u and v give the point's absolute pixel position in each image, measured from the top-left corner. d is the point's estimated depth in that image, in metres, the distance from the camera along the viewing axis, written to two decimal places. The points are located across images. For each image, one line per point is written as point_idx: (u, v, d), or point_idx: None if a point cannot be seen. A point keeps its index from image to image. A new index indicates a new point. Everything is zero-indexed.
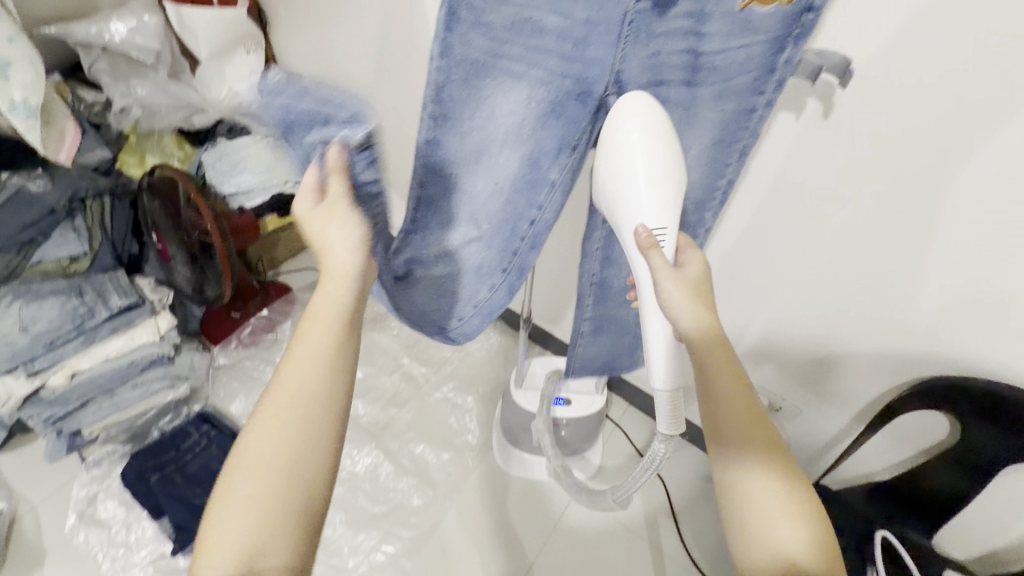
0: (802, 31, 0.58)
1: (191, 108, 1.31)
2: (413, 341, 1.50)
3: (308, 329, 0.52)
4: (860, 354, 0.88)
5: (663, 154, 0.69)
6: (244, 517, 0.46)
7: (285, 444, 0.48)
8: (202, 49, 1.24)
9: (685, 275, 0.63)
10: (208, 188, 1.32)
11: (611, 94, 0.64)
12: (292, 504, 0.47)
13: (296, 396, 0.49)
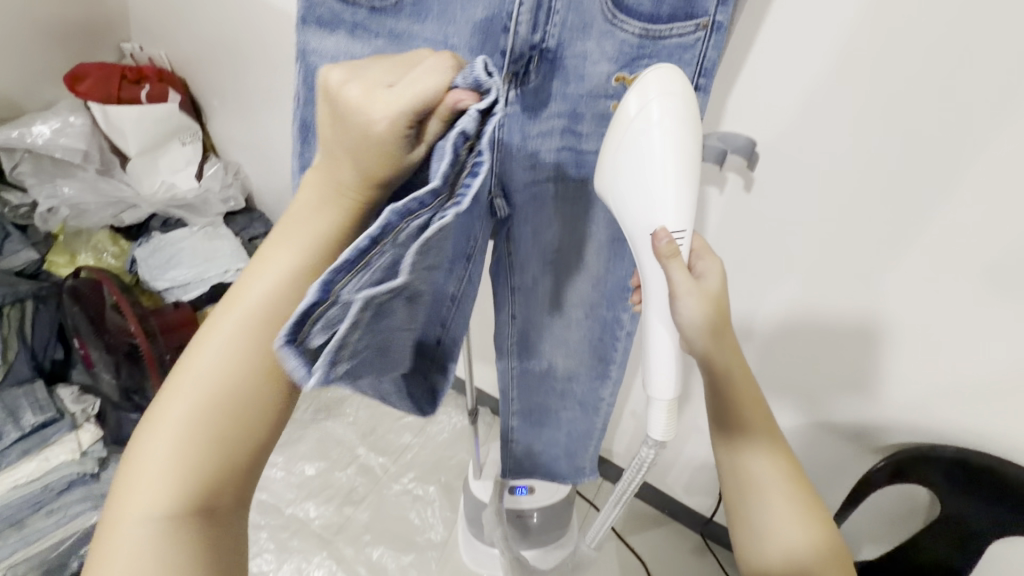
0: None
1: (123, 204, 1.26)
2: (370, 428, 1.40)
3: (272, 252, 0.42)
4: (830, 415, 0.85)
5: (563, 252, 0.61)
6: (174, 457, 0.38)
7: (229, 381, 0.40)
8: (132, 145, 1.22)
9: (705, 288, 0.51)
10: (143, 283, 1.26)
11: (496, 196, 0.54)
12: (236, 445, 0.40)
13: (245, 326, 0.41)
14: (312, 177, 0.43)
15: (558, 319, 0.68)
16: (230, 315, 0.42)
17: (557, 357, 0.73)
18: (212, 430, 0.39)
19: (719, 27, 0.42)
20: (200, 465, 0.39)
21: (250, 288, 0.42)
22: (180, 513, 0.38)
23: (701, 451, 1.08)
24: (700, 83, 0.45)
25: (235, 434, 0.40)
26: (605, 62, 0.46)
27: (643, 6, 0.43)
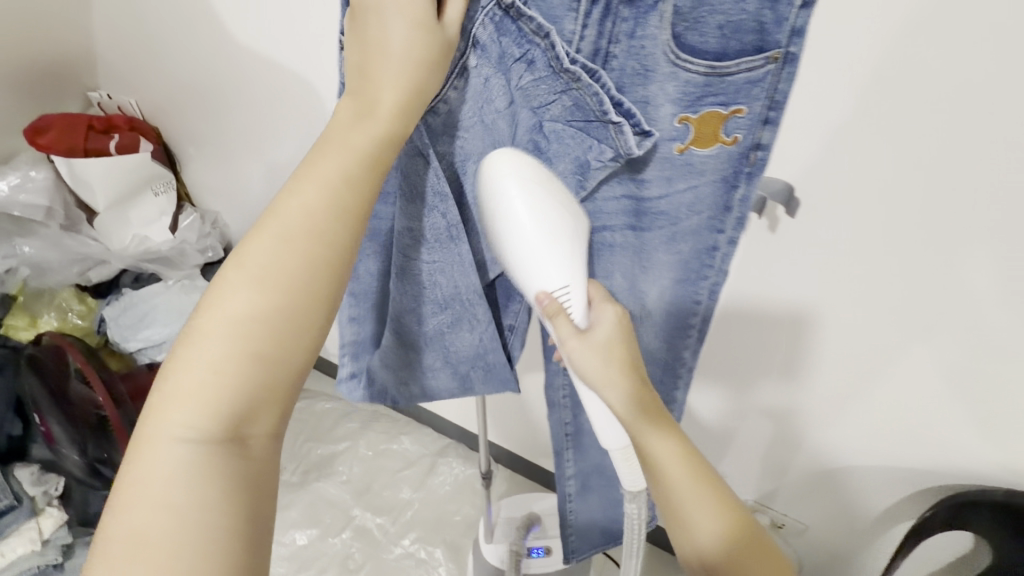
0: (756, 166, 0.45)
1: (91, 260, 1.17)
2: (366, 486, 1.30)
3: (292, 211, 0.38)
4: (870, 459, 0.80)
5: (622, 293, 0.58)
6: (192, 446, 0.35)
7: (250, 358, 0.36)
8: (99, 198, 1.14)
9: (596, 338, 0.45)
10: (114, 344, 1.17)
11: None
12: (239, 404, 0.36)
13: (259, 302, 0.37)
14: (347, 103, 0.41)
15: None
16: (240, 286, 0.37)
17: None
18: (219, 418, 0.35)
19: (792, 59, 0.40)
20: (217, 458, 0.35)
21: (260, 252, 0.38)
22: (209, 456, 0.35)
23: None
24: (770, 116, 0.43)
25: (254, 418, 0.37)
26: (668, 105, 0.43)
27: (708, 42, 0.40)
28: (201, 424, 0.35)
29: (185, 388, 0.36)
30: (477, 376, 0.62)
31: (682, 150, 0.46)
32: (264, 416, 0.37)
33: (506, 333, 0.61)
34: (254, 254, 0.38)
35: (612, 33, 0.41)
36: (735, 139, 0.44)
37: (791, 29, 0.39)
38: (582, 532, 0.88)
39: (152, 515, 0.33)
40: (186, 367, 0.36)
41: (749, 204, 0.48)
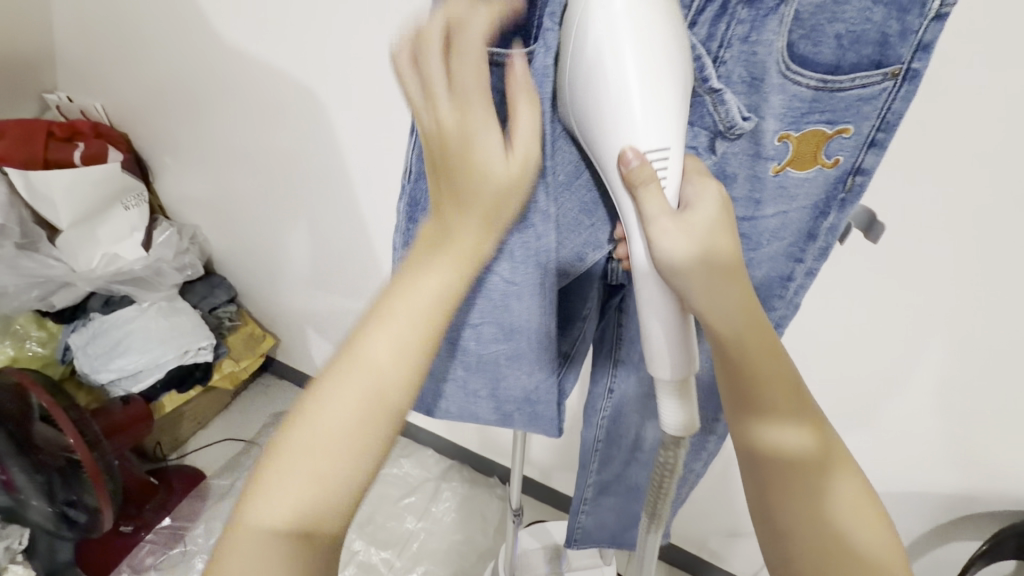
0: (852, 193, 0.39)
1: (53, 284, 1.05)
2: (367, 518, 1.22)
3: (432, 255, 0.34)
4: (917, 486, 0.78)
5: None
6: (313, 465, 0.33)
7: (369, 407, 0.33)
8: (64, 215, 1.01)
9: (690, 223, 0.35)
10: (81, 376, 1.06)
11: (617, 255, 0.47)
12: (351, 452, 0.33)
13: (396, 342, 0.33)
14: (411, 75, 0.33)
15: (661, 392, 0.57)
16: (384, 326, 0.34)
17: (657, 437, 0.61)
18: (332, 458, 0.33)
19: (914, 76, 0.33)
20: (333, 474, 0.33)
21: (411, 292, 0.34)
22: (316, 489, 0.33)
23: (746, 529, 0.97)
24: (877, 138, 0.36)
25: (365, 458, 0.34)
26: (771, 121, 0.36)
27: (823, 54, 0.33)
28: (313, 466, 0.33)
29: (317, 420, 0.33)
30: (521, 418, 0.50)
31: (777, 171, 0.38)
32: (368, 463, 0.34)
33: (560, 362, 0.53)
34: (404, 297, 0.34)
35: (726, 37, 0.33)
36: (836, 162, 0.38)
37: (917, 44, 0.32)
38: (592, 534, 0.74)
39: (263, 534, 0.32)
40: (317, 400, 0.34)
41: (838, 234, 0.42)
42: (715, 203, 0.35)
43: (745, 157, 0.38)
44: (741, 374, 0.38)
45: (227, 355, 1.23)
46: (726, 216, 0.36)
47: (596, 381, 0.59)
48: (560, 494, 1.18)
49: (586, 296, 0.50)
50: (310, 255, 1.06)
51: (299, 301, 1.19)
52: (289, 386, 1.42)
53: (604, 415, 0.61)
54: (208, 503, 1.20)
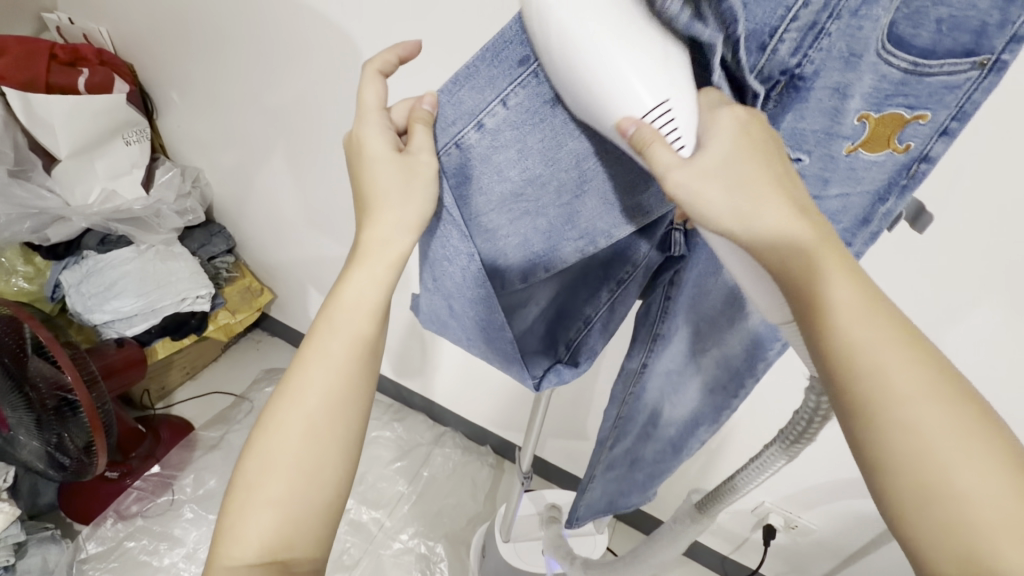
0: (914, 180, 0.38)
1: (47, 216, 1.00)
2: (358, 477, 1.22)
3: (346, 306, 0.42)
4: None
5: (719, 298, 0.50)
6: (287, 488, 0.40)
7: (318, 433, 0.41)
8: (64, 144, 0.95)
9: (703, 164, 0.32)
10: (75, 315, 1.03)
11: (679, 231, 0.47)
12: (307, 468, 0.40)
13: (329, 379, 0.42)
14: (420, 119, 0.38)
15: (685, 368, 0.58)
16: (314, 372, 0.42)
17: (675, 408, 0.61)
18: (298, 473, 0.40)
19: (1001, 68, 0.32)
20: (309, 494, 0.40)
21: (328, 339, 0.42)
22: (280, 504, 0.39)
23: (731, 511, 1.00)
24: (950, 127, 0.35)
25: (329, 482, 0.41)
26: (856, 100, 0.35)
27: (920, 37, 0.32)
28: (286, 493, 0.40)
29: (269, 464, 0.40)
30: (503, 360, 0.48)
31: (849, 152, 0.37)
32: (331, 487, 0.41)
33: (583, 327, 0.54)
34: (325, 342, 0.42)
35: (836, 7, 0.31)
36: (906, 148, 0.36)
37: (1013, 35, 0.30)
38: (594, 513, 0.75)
39: (249, 556, 0.38)
40: (272, 433, 0.41)
41: (893, 220, 0.40)
42: (735, 133, 0.32)
43: (819, 135, 0.37)
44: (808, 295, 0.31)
45: (223, 306, 1.20)
46: (748, 144, 0.32)
47: (630, 356, 0.59)
48: (551, 464, 1.21)
49: (630, 259, 0.49)
50: (321, 210, 1.03)
51: (301, 257, 1.15)
52: (280, 343, 1.40)
53: (630, 391, 0.61)
54: (195, 454, 1.17)
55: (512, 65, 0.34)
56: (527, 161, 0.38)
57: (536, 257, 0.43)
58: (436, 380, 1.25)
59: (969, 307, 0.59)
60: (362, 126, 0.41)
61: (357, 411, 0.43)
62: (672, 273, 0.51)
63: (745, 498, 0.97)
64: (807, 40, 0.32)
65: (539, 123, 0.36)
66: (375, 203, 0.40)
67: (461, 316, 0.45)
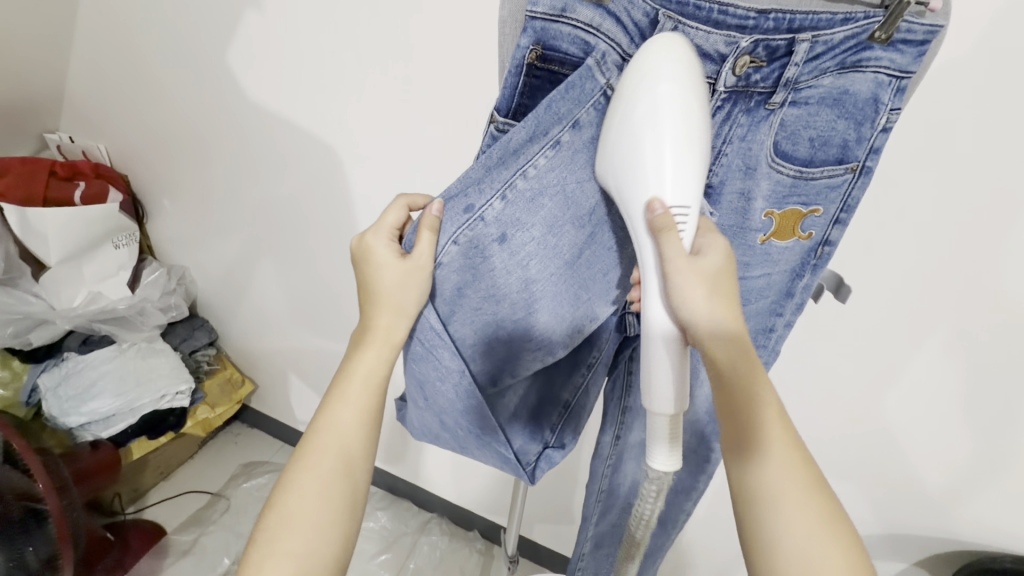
0: (822, 260, 0.45)
1: (30, 321, 1.01)
2: None
3: (357, 384, 0.46)
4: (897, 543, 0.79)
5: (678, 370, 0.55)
6: (304, 546, 0.42)
7: (329, 490, 0.44)
8: (54, 252, 0.99)
9: (703, 267, 0.37)
10: (50, 419, 1.02)
11: (630, 314, 0.52)
12: (320, 521, 0.43)
13: (344, 443, 0.45)
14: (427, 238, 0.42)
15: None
16: (328, 441, 0.45)
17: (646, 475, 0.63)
18: (315, 525, 0.43)
19: (868, 171, 0.40)
20: (321, 551, 0.42)
21: (340, 408, 0.46)
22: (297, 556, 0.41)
23: None
24: (841, 217, 0.42)
25: (337, 539, 0.43)
26: (759, 201, 0.41)
27: (799, 151, 0.39)
28: (301, 552, 0.42)
29: (292, 514, 0.43)
30: (476, 443, 0.52)
31: (763, 241, 0.44)
32: (336, 540, 0.43)
33: (562, 410, 0.58)
34: (339, 409, 0.46)
35: (728, 136, 0.38)
36: (809, 235, 0.43)
37: (870, 147, 0.39)
38: None
39: None
40: (292, 492, 0.44)
41: (812, 291, 0.47)
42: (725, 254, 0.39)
43: (734, 229, 0.43)
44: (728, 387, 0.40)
45: (202, 401, 1.20)
46: (730, 271, 0.39)
47: (603, 429, 0.62)
48: (542, 547, 1.17)
49: (596, 346, 0.54)
50: (304, 301, 1.06)
51: (284, 347, 1.17)
52: (261, 434, 1.37)
53: (608, 464, 0.64)
54: (166, 561, 1.12)
55: (458, 214, 0.41)
56: (481, 285, 0.43)
57: (504, 354, 0.48)
58: (420, 463, 1.23)
59: (909, 365, 0.64)
60: (374, 238, 0.47)
61: (363, 469, 0.46)
62: (631, 351, 0.56)
63: (737, 569, 0.95)
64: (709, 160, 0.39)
65: (488, 256, 0.42)
66: (377, 300, 0.44)
67: (439, 408, 0.49)
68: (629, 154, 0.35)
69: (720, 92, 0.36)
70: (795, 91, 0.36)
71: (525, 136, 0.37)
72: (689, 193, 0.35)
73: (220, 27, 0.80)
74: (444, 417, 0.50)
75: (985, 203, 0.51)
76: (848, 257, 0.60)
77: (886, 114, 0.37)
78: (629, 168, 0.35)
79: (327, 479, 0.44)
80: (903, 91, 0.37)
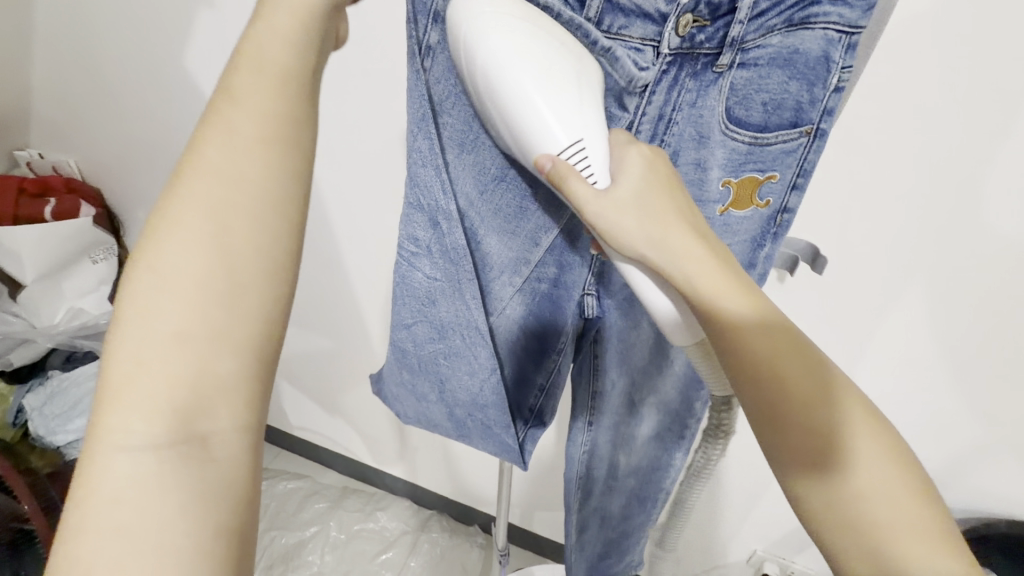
0: (782, 228, 0.43)
1: (11, 341, 1.01)
2: None
3: (217, 157, 0.30)
4: None
5: (640, 347, 0.53)
6: (134, 478, 0.26)
7: (181, 381, 0.27)
8: (29, 270, 0.98)
9: (615, 196, 0.35)
10: (37, 438, 1.01)
11: (590, 297, 0.47)
12: (203, 388, 0.27)
13: (204, 239, 0.29)
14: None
15: (630, 419, 0.59)
16: (178, 235, 0.28)
17: (629, 459, 0.62)
18: (191, 388, 0.27)
19: (824, 134, 0.37)
20: (170, 509, 0.26)
21: (198, 182, 0.29)
22: (161, 453, 0.26)
23: (728, 566, 0.97)
24: (799, 182, 0.40)
25: (211, 468, 0.27)
26: (715, 169, 0.40)
27: (753, 116, 0.37)
28: (147, 498, 0.26)
29: (141, 359, 0.27)
30: (475, 431, 0.52)
31: (722, 212, 0.42)
32: (234, 401, 0.28)
33: (538, 394, 0.55)
34: (163, 259, 0.28)
35: (677, 102, 0.38)
36: (767, 203, 0.42)
37: (824, 109, 0.36)
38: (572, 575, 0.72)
39: (121, 534, 0.25)
40: (145, 307, 0.27)
41: (774, 261, 0.45)
42: (642, 168, 0.36)
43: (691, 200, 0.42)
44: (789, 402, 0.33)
45: None
46: (660, 178, 0.36)
47: (576, 414, 0.61)
48: (542, 536, 1.17)
49: (561, 331, 0.51)
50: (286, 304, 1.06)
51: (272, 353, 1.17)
52: None
53: (584, 451, 0.62)
54: None
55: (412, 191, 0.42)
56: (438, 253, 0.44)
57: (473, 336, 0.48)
58: (416, 459, 1.23)
59: (889, 331, 0.63)
60: None
61: (251, 338, 0.29)
62: (593, 332, 0.53)
63: (735, 548, 0.95)
64: (660, 128, 0.39)
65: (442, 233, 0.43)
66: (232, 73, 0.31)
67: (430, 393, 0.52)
68: (504, 87, 0.33)
69: (665, 55, 0.36)
70: (743, 52, 0.35)
71: (421, 96, 0.38)
72: (574, 129, 0.34)
73: (177, 29, 0.79)
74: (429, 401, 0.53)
75: (943, 160, 0.52)
76: (821, 224, 0.59)
77: (838, 72, 0.35)
78: (512, 114, 0.34)
79: (193, 315, 0.28)
80: (855, 47, 0.34)
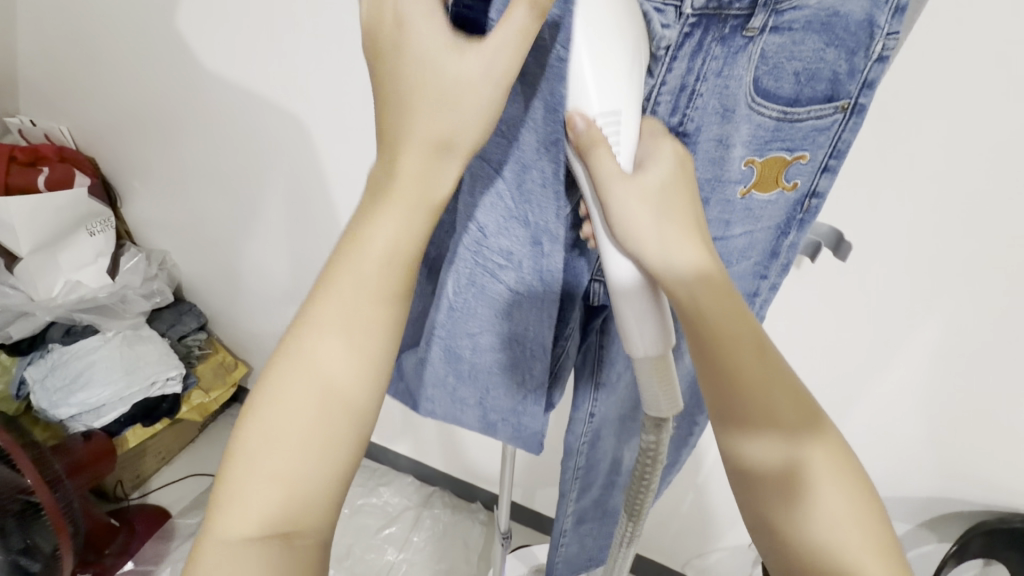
0: (809, 214, 0.40)
1: (10, 313, 1.00)
2: (345, 549, 1.17)
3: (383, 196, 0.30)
4: (905, 504, 0.76)
5: None
6: (259, 507, 0.30)
7: (309, 446, 0.31)
8: (24, 242, 0.96)
9: (644, 189, 0.33)
10: (39, 411, 1.01)
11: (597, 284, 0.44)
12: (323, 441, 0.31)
13: (356, 304, 0.31)
14: None
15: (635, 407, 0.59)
16: (338, 297, 0.31)
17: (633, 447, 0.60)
18: (317, 442, 0.31)
19: (861, 110, 0.34)
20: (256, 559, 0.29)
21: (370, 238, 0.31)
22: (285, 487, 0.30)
23: (730, 550, 0.96)
24: (830, 164, 0.37)
25: (311, 517, 0.31)
26: (738, 148, 0.36)
27: (783, 88, 0.34)
28: (257, 515, 0.30)
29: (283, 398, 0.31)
30: (505, 429, 0.48)
31: (744, 194, 0.39)
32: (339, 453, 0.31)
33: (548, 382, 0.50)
34: (324, 337, 0.32)
35: (701, 71, 0.33)
36: (795, 185, 0.38)
37: (864, 80, 0.33)
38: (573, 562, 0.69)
39: (243, 542, 0.30)
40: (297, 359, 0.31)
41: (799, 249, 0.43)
42: (670, 166, 0.34)
43: (711, 181, 0.38)
44: (755, 417, 0.36)
45: (195, 386, 1.17)
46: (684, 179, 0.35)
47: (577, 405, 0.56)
48: (542, 515, 1.17)
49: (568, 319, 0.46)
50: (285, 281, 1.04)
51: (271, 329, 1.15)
52: None
53: (584, 442, 0.58)
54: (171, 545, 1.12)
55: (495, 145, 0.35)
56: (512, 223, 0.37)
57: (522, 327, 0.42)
58: (418, 437, 1.23)
59: (908, 320, 0.60)
60: None
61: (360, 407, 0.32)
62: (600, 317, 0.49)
63: (738, 532, 0.94)
64: (681, 101, 0.35)
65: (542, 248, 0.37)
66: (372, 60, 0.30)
67: (464, 385, 0.47)
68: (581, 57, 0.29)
69: (687, 17, 0.31)
70: (776, 14, 0.31)
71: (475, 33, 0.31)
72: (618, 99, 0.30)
73: None
74: (460, 393, 0.48)
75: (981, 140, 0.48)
76: (844, 208, 0.56)
77: (882, 39, 0.32)
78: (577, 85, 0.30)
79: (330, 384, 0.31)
80: (902, 11, 0.31)
